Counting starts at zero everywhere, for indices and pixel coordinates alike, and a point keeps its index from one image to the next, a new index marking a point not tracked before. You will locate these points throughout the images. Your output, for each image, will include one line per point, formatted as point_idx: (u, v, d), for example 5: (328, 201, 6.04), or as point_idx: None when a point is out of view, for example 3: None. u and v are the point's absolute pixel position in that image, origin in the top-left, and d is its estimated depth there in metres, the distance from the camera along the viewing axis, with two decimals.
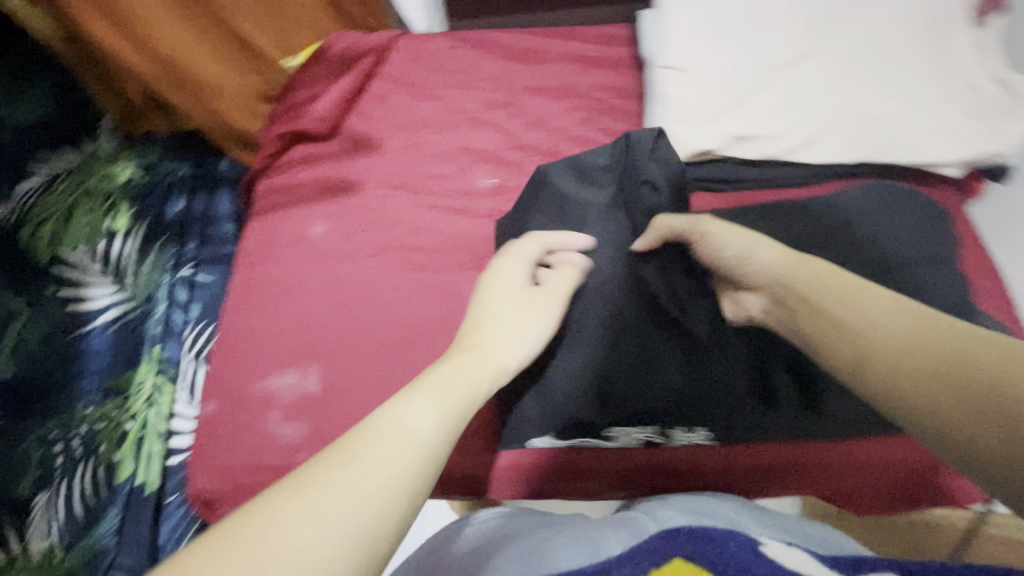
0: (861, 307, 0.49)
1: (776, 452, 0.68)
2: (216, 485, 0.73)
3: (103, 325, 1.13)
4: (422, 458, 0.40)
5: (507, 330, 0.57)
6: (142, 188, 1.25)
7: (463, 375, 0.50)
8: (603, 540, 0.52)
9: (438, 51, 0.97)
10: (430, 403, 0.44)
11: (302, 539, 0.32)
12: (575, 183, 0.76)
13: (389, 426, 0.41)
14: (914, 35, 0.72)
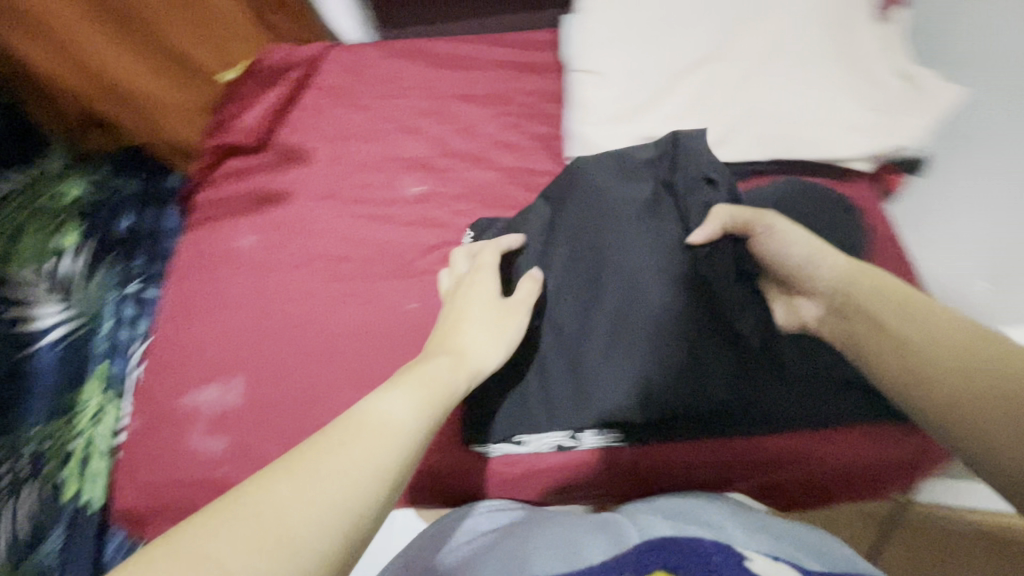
0: (909, 313, 0.50)
1: (807, 455, 0.65)
2: (140, 502, 0.73)
3: (50, 346, 1.02)
4: (402, 450, 0.41)
5: (483, 336, 0.58)
6: (91, 202, 1.20)
7: (438, 373, 0.50)
8: (587, 550, 0.52)
9: (369, 62, 0.98)
10: (406, 398, 0.46)
11: (286, 518, 0.34)
12: (614, 172, 0.70)
13: (372, 416, 0.42)
14: (817, 33, 0.73)
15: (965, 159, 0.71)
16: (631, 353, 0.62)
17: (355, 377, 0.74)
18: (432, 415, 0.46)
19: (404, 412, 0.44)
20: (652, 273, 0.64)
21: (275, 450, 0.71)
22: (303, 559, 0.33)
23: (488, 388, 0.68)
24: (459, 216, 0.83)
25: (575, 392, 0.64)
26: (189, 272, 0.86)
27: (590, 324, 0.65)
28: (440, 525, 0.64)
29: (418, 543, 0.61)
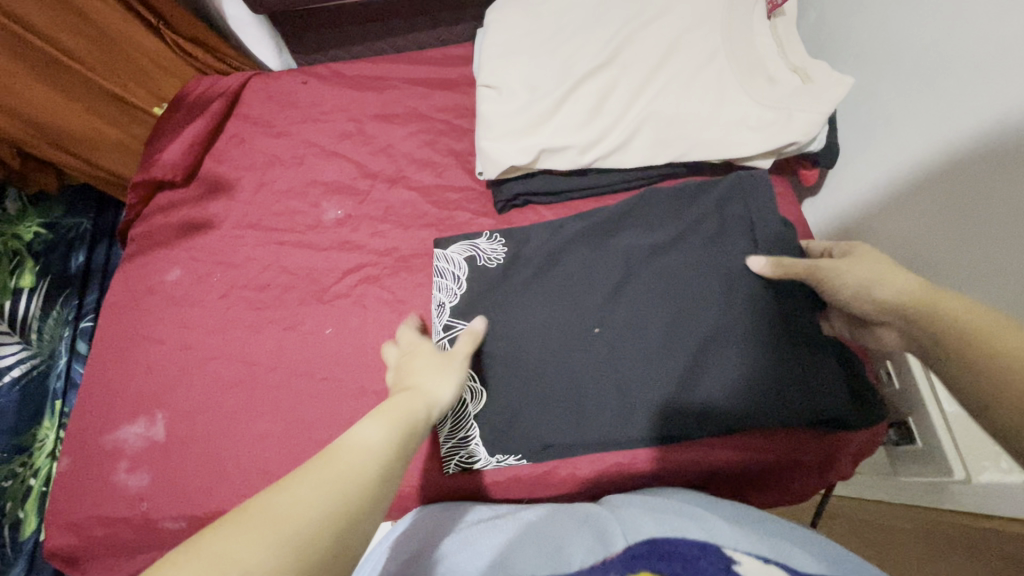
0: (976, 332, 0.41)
1: (815, 451, 0.65)
2: (71, 542, 0.74)
3: (10, 382, 1.08)
4: (384, 470, 0.40)
5: (435, 375, 0.55)
6: (47, 243, 1.25)
7: (405, 401, 0.49)
8: (573, 554, 0.50)
9: (292, 89, 1.01)
10: (385, 423, 0.45)
11: (284, 525, 0.33)
12: (686, 189, 0.72)
13: (352, 437, 0.42)
14: (708, 31, 0.72)
15: (879, 145, 0.71)
16: (695, 361, 0.63)
17: (273, 406, 0.75)
18: (407, 439, 0.45)
19: (379, 434, 0.43)
20: (727, 282, 0.65)
21: (196, 483, 0.72)
22: (301, 567, 0.32)
23: (532, 392, 0.66)
24: (376, 238, 0.84)
25: (644, 401, 0.63)
26: (117, 309, 0.87)
27: (659, 333, 0.65)
28: (414, 523, 0.61)
29: (393, 545, 0.58)
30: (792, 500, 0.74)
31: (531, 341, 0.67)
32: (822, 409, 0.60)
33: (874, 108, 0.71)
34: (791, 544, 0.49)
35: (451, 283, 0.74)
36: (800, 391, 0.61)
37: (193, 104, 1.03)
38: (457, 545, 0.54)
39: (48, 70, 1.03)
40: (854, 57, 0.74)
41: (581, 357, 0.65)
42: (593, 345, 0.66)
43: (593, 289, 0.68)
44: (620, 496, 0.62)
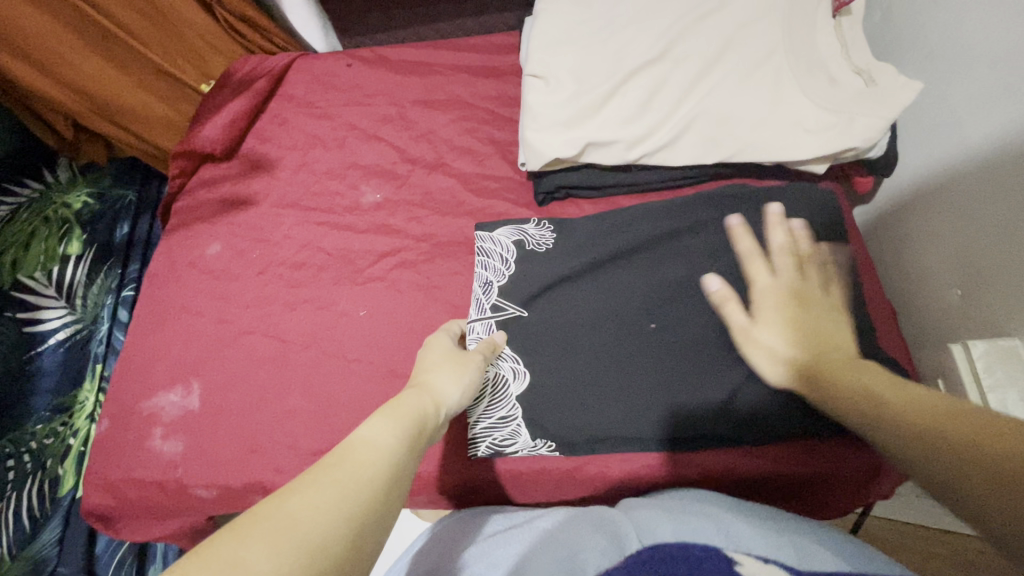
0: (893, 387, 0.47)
1: (855, 465, 0.63)
2: (108, 501, 0.77)
3: (55, 345, 1.12)
4: (395, 466, 0.41)
5: (449, 376, 0.56)
6: (94, 214, 1.28)
7: (414, 401, 0.50)
8: (587, 562, 0.48)
9: (336, 71, 1.01)
10: (392, 421, 0.45)
11: (303, 522, 0.33)
12: (736, 192, 0.70)
13: (358, 439, 0.42)
14: (770, 28, 0.70)
15: (944, 154, 0.67)
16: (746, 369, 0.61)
17: (303, 383, 0.76)
18: (417, 437, 0.46)
19: (388, 434, 0.44)
20: None
21: (227, 454, 0.74)
22: (321, 557, 0.32)
23: (568, 385, 0.65)
24: (412, 223, 0.84)
25: (687, 405, 0.62)
26: (158, 279, 0.89)
27: (717, 338, 0.63)
28: (436, 537, 0.62)
29: (412, 564, 0.58)
30: (834, 515, 0.71)
31: (569, 336, 0.67)
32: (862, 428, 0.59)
33: (942, 114, 0.68)
34: (811, 547, 0.48)
35: (498, 263, 0.73)
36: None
37: (239, 83, 1.04)
38: (472, 557, 0.54)
39: (102, 43, 1.06)
40: (924, 59, 0.70)
41: (624, 353, 0.64)
42: (632, 342, 0.65)
43: (632, 288, 0.67)
44: (635, 499, 0.60)
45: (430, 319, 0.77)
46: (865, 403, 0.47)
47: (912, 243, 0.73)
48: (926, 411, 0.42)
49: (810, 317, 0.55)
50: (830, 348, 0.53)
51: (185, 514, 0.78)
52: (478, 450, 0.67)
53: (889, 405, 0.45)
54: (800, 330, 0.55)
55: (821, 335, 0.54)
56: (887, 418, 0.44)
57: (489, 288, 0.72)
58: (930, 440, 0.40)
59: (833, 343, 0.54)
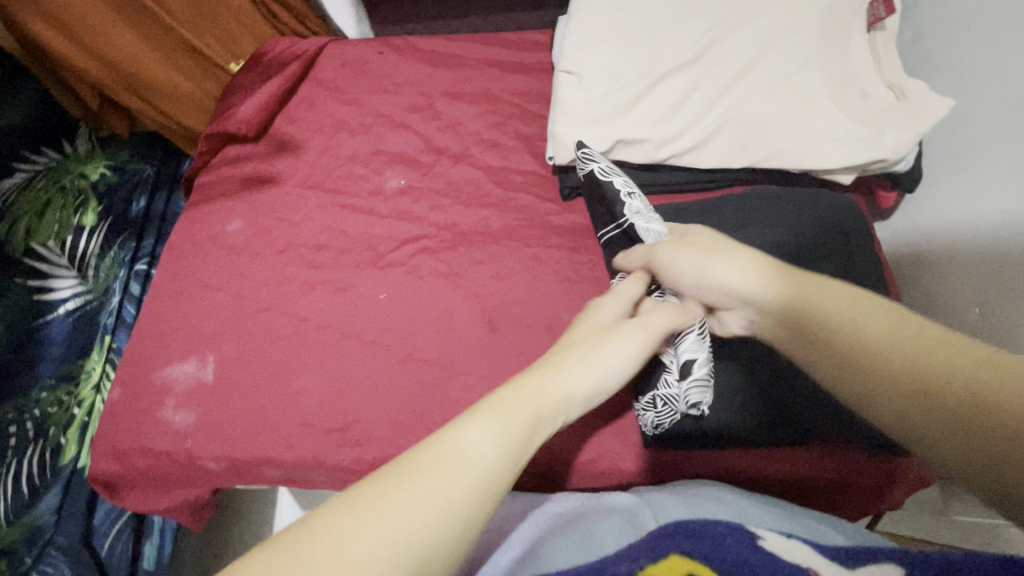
0: (862, 327, 0.43)
1: (865, 468, 0.64)
2: (114, 468, 0.77)
3: (65, 314, 1.12)
4: (479, 492, 0.35)
5: (594, 366, 0.45)
6: (111, 187, 1.29)
7: (528, 398, 0.41)
8: (605, 538, 0.50)
9: (367, 58, 1.02)
10: (493, 425, 0.38)
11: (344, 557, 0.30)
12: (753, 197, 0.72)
13: (453, 452, 0.36)
14: (806, 38, 0.71)
15: (970, 173, 0.68)
16: (772, 377, 0.63)
17: (320, 361, 0.76)
18: (521, 454, 0.38)
19: (485, 445, 0.37)
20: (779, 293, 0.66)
21: (237, 428, 0.74)
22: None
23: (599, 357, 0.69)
24: (435, 211, 0.85)
25: (717, 398, 0.63)
26: (177, 252, 0.89)
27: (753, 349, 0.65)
28: None
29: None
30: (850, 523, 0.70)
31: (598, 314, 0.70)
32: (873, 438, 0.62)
33: (967, 135, 0.69)
34: (822, 529, 0.50)
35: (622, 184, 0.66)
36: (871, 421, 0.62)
37: (268, 64, 1.05)
38: (480, 550, 0.53)
39: (135, 20, 1.08)
40: (952, 79, 0.71)
41: None
42: None
43: None
44: (647, 488, 0.60)
45: (450, 306, 0.77)
46: (841, 353, 0.43)
47: (930, 261, 0.74)
48: (900, 339, 0.42)
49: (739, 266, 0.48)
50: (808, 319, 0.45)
51: (191, 486, 0.79)
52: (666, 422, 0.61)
53: (851, 326, 0.43)
54: (719, 273, 0.49)
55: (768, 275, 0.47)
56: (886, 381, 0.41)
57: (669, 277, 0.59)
58: (920, 389, 0.40)
59: (759, 275, 0.48)
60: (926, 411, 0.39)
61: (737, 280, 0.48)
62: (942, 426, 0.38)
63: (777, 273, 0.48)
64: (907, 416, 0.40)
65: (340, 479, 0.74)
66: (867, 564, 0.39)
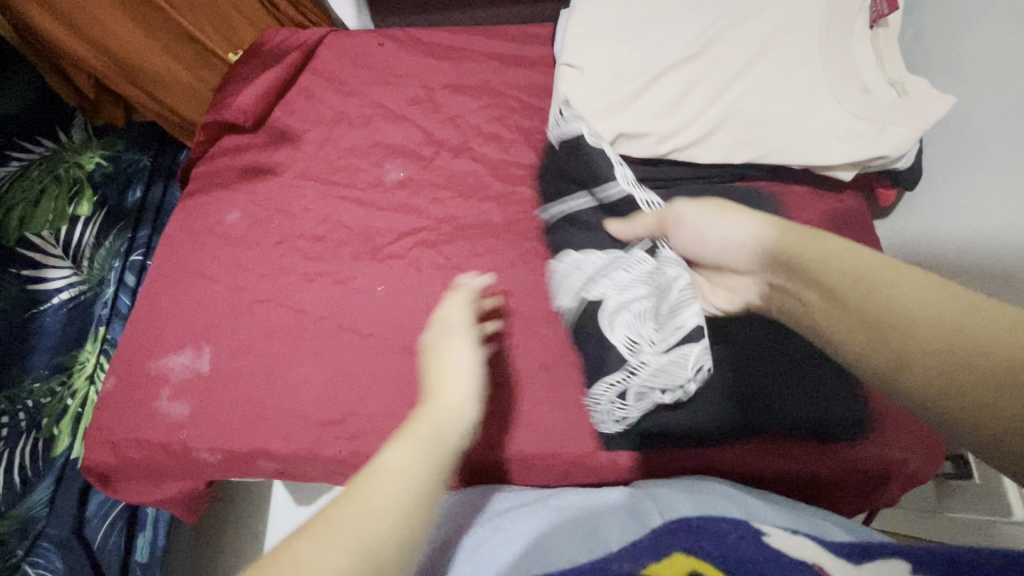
0: (885, 289, 0.44)
1: (863, 465, 0.64)
2: (108, 459, 0.76)
3: (58, 304, 1.11)
4: (413, 500, 0.36)
5: (450, 369, 0.47)
6: (107, 177, 1.27)
7: (424, 422, 0.42)
8: (609, 535, 0.50)
9: (367, 49, 1.02)
10: (406, 444, 0.39)
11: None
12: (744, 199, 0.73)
13: (375, 474, 0.37)
14: (810, 33, 0.70)
15: (970, 171, 0.69)
16: (758, 378, 0.65)
17: (318, 353, 0.76)
18: (437, 460, 0.39)
19: (403, 461, 0.38)
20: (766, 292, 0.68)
21: (233, 420, 0.73)
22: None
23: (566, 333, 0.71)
24: (435, 204, 0.84)
25: (707, 393, 0.65)
26: (174, 242, 0.88)
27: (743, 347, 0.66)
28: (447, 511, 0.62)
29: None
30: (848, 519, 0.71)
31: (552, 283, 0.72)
32: (858, 437, 0.64)
33: (967, 134, 0.69)
34: (824, 525, 0.51)
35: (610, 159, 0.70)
36: (856, 420, 0.64)
37: (268, 54, 1.05)
38: (480, 537, 0.53)
39: (134, 8, 1.07)
40: (953, 77, 0.71)
41: None
42: None
43: None
44: (646, 484, 0.60)
45: None
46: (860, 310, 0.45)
47: (928, 258, 0.74)
48: (927, 301, 0.42)
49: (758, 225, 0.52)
50: (808, 271, 0.48)
51: (185, 478, 0.78)
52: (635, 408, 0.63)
53: (878, 289, 0.44)
54: (738, 233, 0.53)
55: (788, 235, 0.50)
56: (882, 325, 0.43)
57: (663, 276, 0.62)
58: (937, 346, 0.40)
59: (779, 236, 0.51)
60: (937, 362, 0.40)
61: (755, 238, 0.52)
62: (951, 378, 0.39)
63: (797, 235, 0.50)
64: (913, 362, 0.41)
65: (338, 471, 0.73)
66: (872, 559, 0.39)
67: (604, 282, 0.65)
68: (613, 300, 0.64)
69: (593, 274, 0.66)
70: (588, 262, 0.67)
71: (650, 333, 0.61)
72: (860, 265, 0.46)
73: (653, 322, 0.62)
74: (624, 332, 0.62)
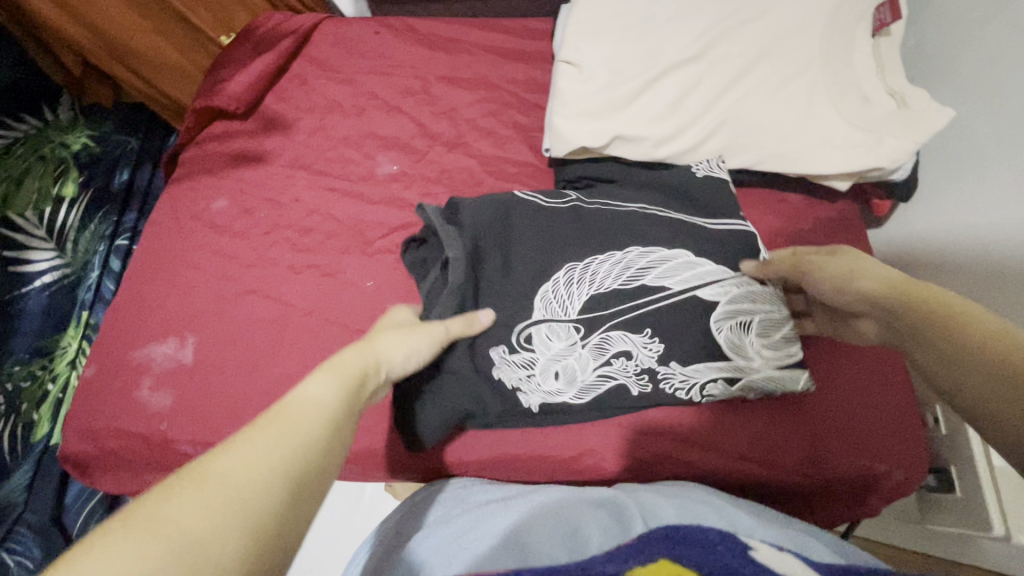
0: (958, 329, 0.41)
1: (845, 472, 0.64)
2: (86, 447, 0.74)
3: (41, 287, 1.08)
4: (337, 423, 0.38)
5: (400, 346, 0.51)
6: (94, 158, 1.25)
7: (355, 356, 0.45)
8: (589, 537, 0.49)
9: (363, 38, 1.00)
10: (334, 379, 0.41)
11: (232, 488, 0.30)
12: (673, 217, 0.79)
13: (295, 401, 0.38)
14: (817, 38, 0.70)
15: (964, 185, 0.69)
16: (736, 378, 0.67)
17: (303, 347, 0.75)
18: (358, 391, 0.42)
19: (327, 391, 0.40)
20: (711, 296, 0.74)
21: (214, 413, 0.72)
22: (269, 523, 0.31)
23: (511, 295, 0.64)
24: (426, 198, 0.83)
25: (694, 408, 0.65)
26: (160, 228, 0.86)
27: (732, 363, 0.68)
28: (425, 504, 0.61)
29: (384, 545, 0.55)
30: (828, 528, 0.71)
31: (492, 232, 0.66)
32: (848, 448, 0.64)
33: (964, 147, 0.69)
34: (810, 540, 0.50)
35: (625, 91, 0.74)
36: (845, 435, 0.65)
37: (261, 37, 1.02)
38: (459, 531, 0.52)
39: None
40: (952, 89, 0.71)
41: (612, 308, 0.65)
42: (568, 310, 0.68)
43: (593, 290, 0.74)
44: (630, 486, 0.60)
45: None
46: (944, 344, 0.41)
47: (919, 270, 0.75)
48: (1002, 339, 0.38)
49: (847, 267, 0.53)
50: (905, 315, 0.46)
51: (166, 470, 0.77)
52: (713, 389, 0.63)
53: (958, 325, 0.41)
54: (841, 269, 0.54)
55: (886, 280, 0.49)
56: (950, 354, 0.40)
57: (773, 308, 0.64)
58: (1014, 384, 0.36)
59: (878, 279, 0.50)
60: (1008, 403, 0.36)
61: (864, 281, 0.51)
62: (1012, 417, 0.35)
63: (897, 280, 0.49)
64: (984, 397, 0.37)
65: None
66: None
67: (718, 289, 0.63)
68: (727, 296, 0.63)
69: (704, 274, 0.63)
70: (693, 260, 0.64)
71: (750, 341, 0.63)
72: (926, 295, 0.45)
73: (757, 332, 0.63)
74: (732, 331, 0.63)
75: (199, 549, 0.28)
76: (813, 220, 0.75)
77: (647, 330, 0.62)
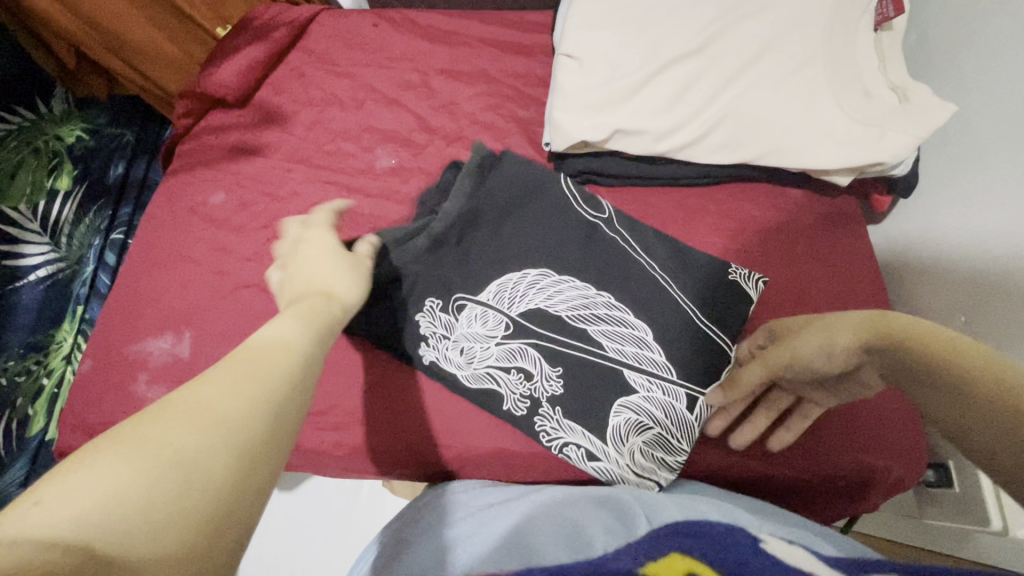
0: (967, 392, 0.42)
1: (843, 467, 0.64)
2: (81, 442, 0.74)
3: (35, 282, 1.06)
4: (307, 363, 0.36)
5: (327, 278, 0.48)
6: (88, 151, 1.23)
7: (318, 303, 0.43)
8: (594, 536, 0.49)
9: (360, 30, 0.99)
10: (299, 322, 0.39)
11: (200, 422, 0.28)
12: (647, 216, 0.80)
13: (261, 344, 0.35)
14: (819, 32, 0.69)
15: (966, 181, 0.69)
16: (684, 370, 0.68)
17: None
18: (326, 335, 0.40)
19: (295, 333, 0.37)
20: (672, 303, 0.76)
21: None
22: (255, 447, 0.29)
23: (461, 273, 0.68)
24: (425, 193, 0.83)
25: None
26: (155, 222, 0.85)
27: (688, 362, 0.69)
28: (427, 509, 0.61)
29: (385, 550, 0.54)
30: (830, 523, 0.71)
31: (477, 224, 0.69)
32: (844, 444, 0.64)
33: (966, 143, 0.69)
34: (814, 536, 0.50)
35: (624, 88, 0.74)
36: (838, 430, 0.65)
37: (257, 29, 1.01)
38: (462, 538, 0.51)
39: None
40: (954, 85, 0.71)
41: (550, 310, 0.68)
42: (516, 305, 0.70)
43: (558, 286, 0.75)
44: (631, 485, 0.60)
45: None
46: (970, 409, 0.42)
47: (918, 267, 0.75)
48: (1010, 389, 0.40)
49: (820, 336, 0.53)
50: (915, 377, 0.46)
51: None
52: (569, 450, 0.63)
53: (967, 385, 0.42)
54: (813, 339, 0.53)
55: (867, 338, 0.50)
56: (979, 417, 0.41)
57: (681, 431, 0.62)
58: None
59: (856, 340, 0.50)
60: None
61: (843, 346, 0.51)
62: None
63: (872, 337, 0.49)
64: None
65: (318, 462, 0.72)
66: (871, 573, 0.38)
67: (644, 377, 0.63)
68: (640, 390, 0.63)
69: (641, 355, 0.64)
70: (644, 338, 0.64)
71: (631, 442, 0.62)
72: (918, 350, 0.46)
73: (648, 438, 0.62)
74: (627, 423, 0.62)
75: (182, 465, 0.26)
76: (814, 215, 0.75)
77: (558, 366, 0.64)
